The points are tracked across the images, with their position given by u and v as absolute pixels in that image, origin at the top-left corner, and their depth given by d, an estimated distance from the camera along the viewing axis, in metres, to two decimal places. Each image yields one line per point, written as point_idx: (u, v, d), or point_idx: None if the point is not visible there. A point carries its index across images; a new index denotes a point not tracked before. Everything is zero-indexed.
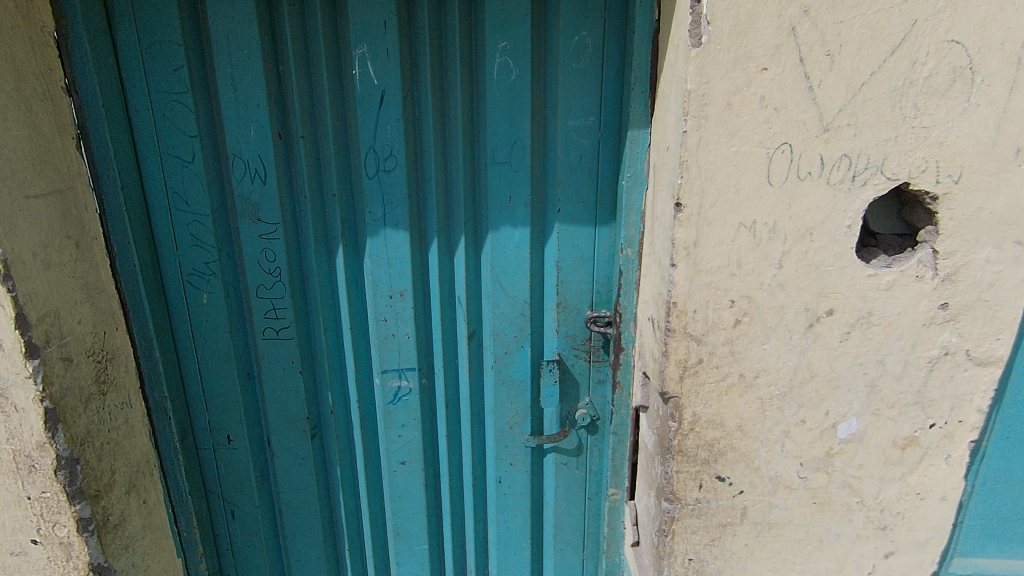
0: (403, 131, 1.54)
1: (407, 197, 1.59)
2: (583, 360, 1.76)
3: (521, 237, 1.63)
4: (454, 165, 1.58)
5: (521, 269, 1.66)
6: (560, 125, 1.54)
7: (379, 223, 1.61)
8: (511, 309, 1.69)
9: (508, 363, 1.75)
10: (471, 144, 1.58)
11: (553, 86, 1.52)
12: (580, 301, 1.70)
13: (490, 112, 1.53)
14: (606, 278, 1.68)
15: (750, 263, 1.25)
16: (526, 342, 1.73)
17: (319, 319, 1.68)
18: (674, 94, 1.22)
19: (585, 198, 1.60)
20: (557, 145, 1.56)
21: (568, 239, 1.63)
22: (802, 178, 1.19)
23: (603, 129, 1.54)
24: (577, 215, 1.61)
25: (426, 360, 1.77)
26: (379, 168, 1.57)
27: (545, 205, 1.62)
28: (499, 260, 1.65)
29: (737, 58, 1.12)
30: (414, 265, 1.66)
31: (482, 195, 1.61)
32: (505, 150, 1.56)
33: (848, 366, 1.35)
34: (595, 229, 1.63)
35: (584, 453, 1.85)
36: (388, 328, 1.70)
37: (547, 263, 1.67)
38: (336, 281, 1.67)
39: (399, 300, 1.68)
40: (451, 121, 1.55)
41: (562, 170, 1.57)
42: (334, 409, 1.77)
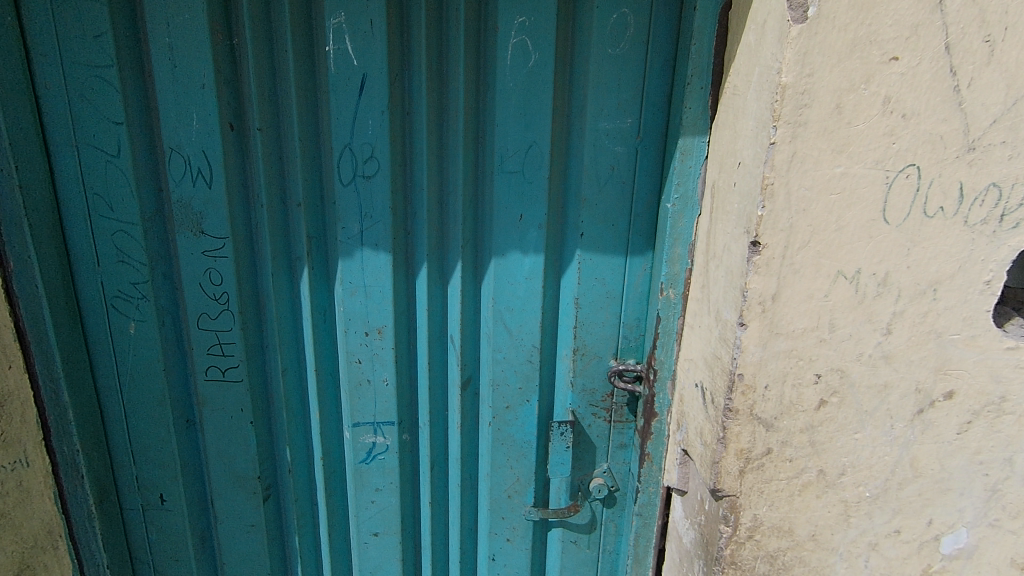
0: (388, 128, 1.21)
1: (390, 211, 1.26)
2: (602, 421, 1.42)
3: (532, 266, 1.30)
4: (452, 173, 1.26)
5: (530, 306, 1.33)
6: (589, 127, 1.20)
7: (355, 243, 1.28)
8: (515, 355, 1.36)
9: (509, 420, 1.41)
10: (474, 147, 1.25)
11: (581, 78, 1.19)
12: (602, 348, 1.36)
13: (499, 108, 1.20)
14: (636, 321, 1.35)
15: (846, 326, 0.92)
16: (533, 396, 1.40)
17: (277, 357, 1.36)
18: (754, 91, 0.89)
19: (614, 221, 1.26)
20: (582, 155, 1.23)
21: (590, 271, 1.29)
22: (929, 216, 0.85)
23: (644, 135, 1.21)
24: (605, 243, 1.28)
25: (408, 412, 1.43)
26: (356, 174, 1.24)
27: (564, 227, 1.28)
28: (504, 293, 1.32)
29: (854, 41, 0.78)
30: (396, 296, 1.33)
31: (486, 211, 1.28)
32: (517, 158, 1.23)
33: (964, 465, 1.00)
34: (626, 260, 1.29)
35: (597, 530, 1.51)
36: (363, 373, 1.37)
37: (565, 300, 1.34)
38: (299, 311, 1.34)
39: (377, 338, 1.34)
40: (450, 118, 1.23)
41: (587, 185, 1.24)
42: (292, 467, 1.44)
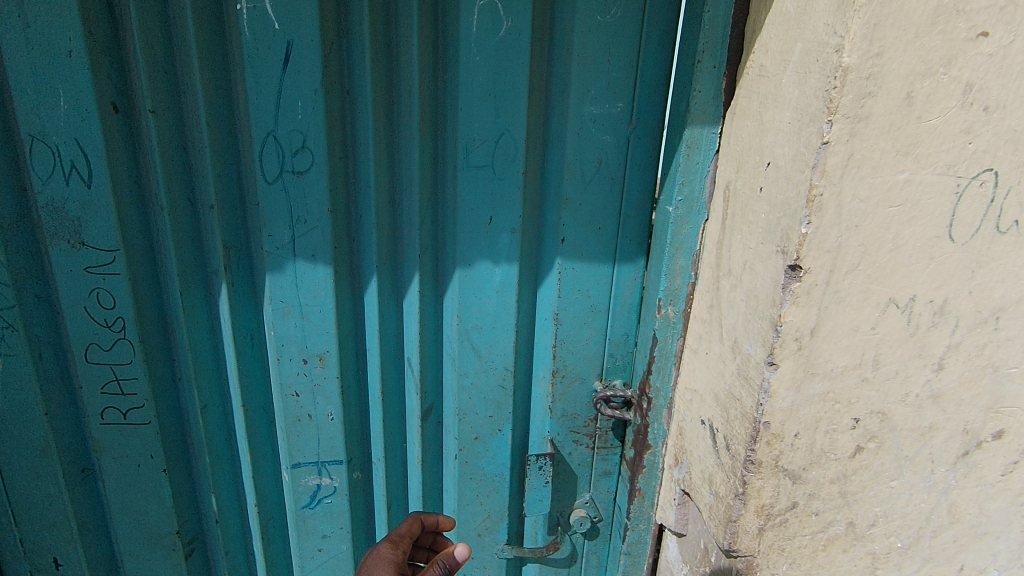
0: (322, 111, 0.96)
1: (329, 215, 1.03)
2: (584, 448, 1.24)
3: (504, 278, 1.09)
4: (406, 167, 1.03)
5: (501, 324, 1.12)
6: (572, 111, 0.99)
7: (285, 254, 1.04)
8: (485, 382, 1.16)
9: (479, 453, 1.22)
10: (433, 134, 1.02)
11: (563, 50, 0.97)
12: (585, 369, 1.17)
13: (463, 88, 0.98)
14: (622, 338, 1.16)
15: (893, 363, 0.76)
16: (506, 425, 1.20)
17: (193, 393, 1.11)
18: (793, 72, 0.70)
19: (601, 224, 1.07)
20: (564, 145, 1.02)
21: (572, 283, 1.10)
22: (1001, 232, 0.70)
23: (638, 121, 1.01)
24: (591, 251, 1.08)
25: (359, 447, 1.22)
26: (284, 168, 0.99)
27: (541, 231, 1.08)
28: (470, 310, 1.11)
29: (936, 11, 0.60)
30: (340, 316, 1.10)
31: (448, 212, 1.06)
32: (486, 149, 1.01)
33: (1004, 507, 0.87)
34: (613, 268, 1.10)
35: (578, 563, 1.35)
36: (303, 407, 1.15)
37: (543, 316, 1.14)
38: (221, 335, 1.10)
39: (317, 366, 1.12)
40: (401, 98, 1.00)
41: (569, 181, 1.03)
42: (219, 517, 1.20)
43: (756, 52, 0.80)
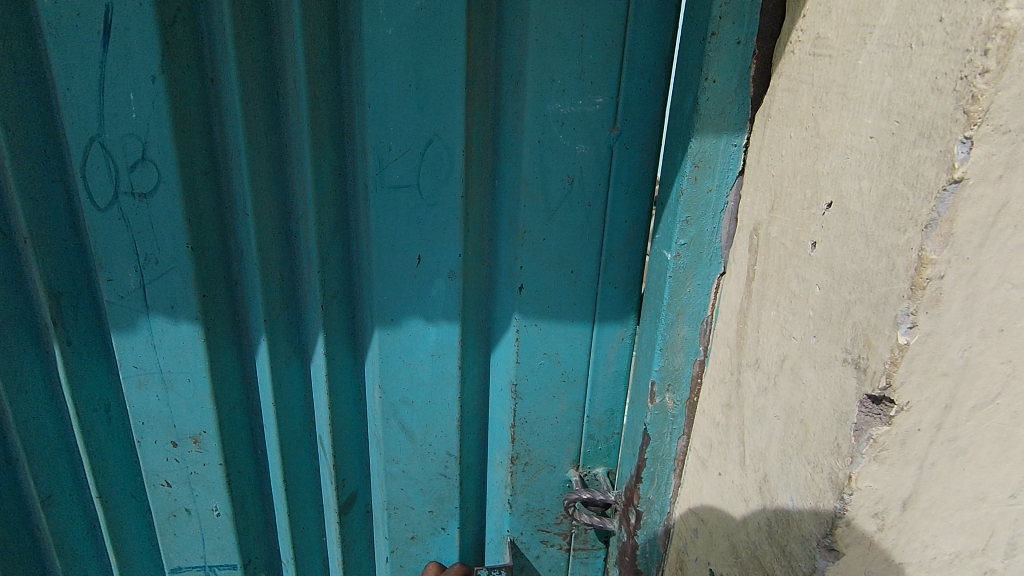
0: (165, 106, 0.89)
1: (189, 253, 0.98)
2: (557, 547, 1.22)
3: (438, 334, 1.05)
4: (300, 182, 0.97)
5: (436, 400, 1.10)
6: (534, 111, 0.90)
7: (133, 304, 1.02)
8: (431, 421, 1.12)
9: (416, 554, 1.22)
10: (337, 145, 0.96)
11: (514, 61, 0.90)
12: (556, 455, 1.14)
13: (371, 93, 0.91)
14: (605, 415, 1.12)
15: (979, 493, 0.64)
16: (450, 524, 1.21)
17: (13, 418, 1.07)
18: (872, 51, 0.57)
19: (548, 256, 0.99)
20: (518, 161, 0.95)
21: (534, 346, 1.04)
22: None
23: (622, 124, 0.91)
24: (551, 285, 1.00)
25: (250, 546, 1.25)
26: (119, 189, 0.94)
27: (493, 267, 1.03)
28: (404, 366, 1.08)
29: None
30: (214, 397, 1.09)
31: (362, 238, 1.01)
32: (408, 165, 0.94)
33: None
34: (592, 332, 1.05)
35: None
36: (179, 496, 1.18)
37: (505, 359, 1.08)
38: (56, 367, 1.07)
39: (194, 449, 1.13)
40: (290, 95, 0.93)
41: (526, 207, 0.96)
42: (65, 547, 1.19)
43: (808, 26, 0.68)
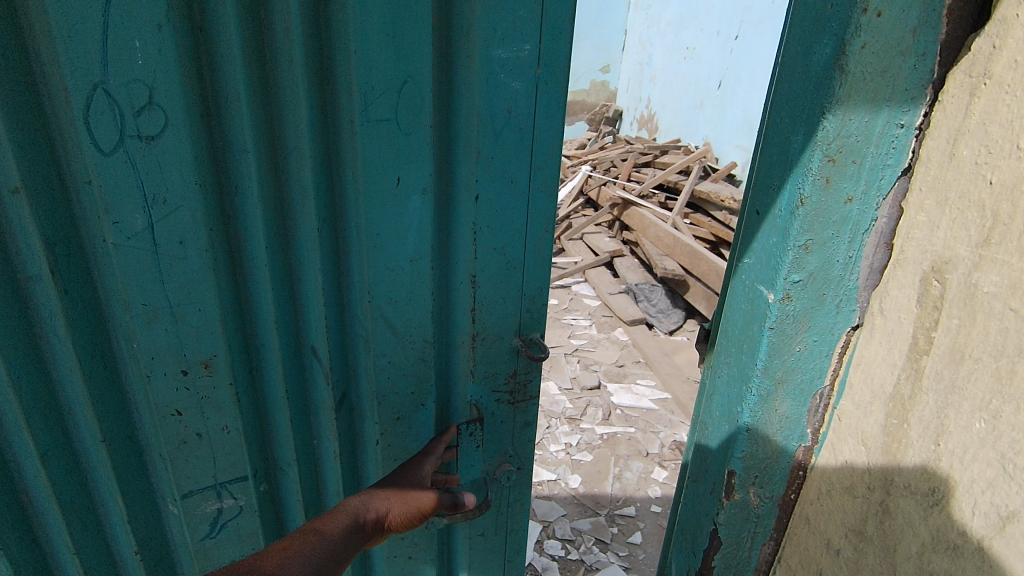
0: (173, 54, 0.71)
1: (198, 188, 0.79)
2: (506, 405, 1.19)
3: (416, 243, 0.97)
4: (289, 124, 0.82)
5: (418, 292, 1.01)
6: (478, 54, 0.89)
7: (143, 245, 0.78)
8: (410, 336, 1.04)
9: (402, 433, 1.11)
10: (319, 81, 0.84)
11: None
12: (503, 325, 1.11)
13: (354, 29, 0.80)
14: (536, 290, 1.13)
15: None
16: (428, 398, 1.11)
17: (10, 408, 0.77)
18: None
19: (494, 162, 0.97)
20: (472, 88, 0.90)
21: (487, 240, 1.02)
22: None
23: (544, 65, 0.93)
24: (496, 188, 0.99)
25: (262, 459, 1.03)
26: (124, 132, 0.72)
27: (451, 186, 0.97)
28: (384, 281, 0.97)
29: None
30: (220, 299, 0.86)
31: (345, 190, 0.89)
32: (387, 99, 0.86)
33: None
34: (529, 201, 1.03)
35: (504, 514, 1.34)
36: (190, 426, 0.91)
37: (461, 266, 1.03)
38: (34, 310, 0.76)
39: (201, 368, 0.88)
40: (280, 37, 0.77)
41: (478, 130, 0.93)
42: (67, 507, 0.88)
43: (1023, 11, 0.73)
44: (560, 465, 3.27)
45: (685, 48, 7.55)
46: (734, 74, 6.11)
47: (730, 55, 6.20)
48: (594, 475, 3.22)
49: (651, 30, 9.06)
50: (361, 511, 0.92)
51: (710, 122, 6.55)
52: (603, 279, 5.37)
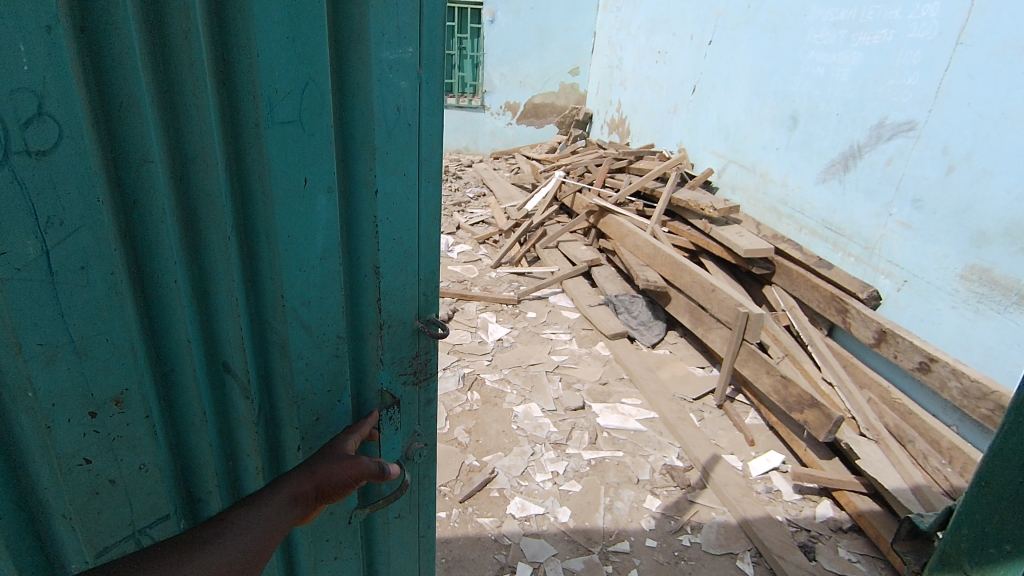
0: (67, 51, 0.63)
1: (101, 205, 0.70)
2: (411, 384, 1.19)
3: (327, 244, 0.93)
4: (191, 120, 0.77)
5: (332, 293, 0.98)
6: (370, 61, 0.88)
7: (39, 277, 0.68)
8: (323, 345, 1.00)
9: (320, 435, 1.05)
10: (222, 87, 0.80)
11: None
12: (406, 308, 1.10)
13: (255, 19, 0.76)
14: (429, 271, 1.13)
15: None
16: (345, 393, 1.07)
17: None
18: None
19: (392, 155, 0.96)
20: (366, 84, 0.90)
21: (389, 232, 1.01)
22: None
23: (424, 71, 0.96)
24: (392, 181, 0.98)
25: (184, 494, 0.95)
26: (10, 149, 0.62)
27: (353, 189, 0.96)
28: (294, 285, 0.92)
29: None
30: (129, 329, 0.78)
31: (250, 188, 0.86)
32: (291, 99, 0.82)
33: None
34: (420, 186, 1.03)
35: (416, 490, 1.34)
36: (103, 473, 0.82)
37: (365, 260, 1.01)
38: None
39: (112, 408, 0.79)
40: (178, 41, 0.74)
41: (380, 121, 0.92)
42: None
43: None
44: (547, 497, 3.06)
45: (657, 52, 7.40)
46: (709, 78, 5.94)
47: (704, 60, 6.05)
48: (584, 506, 3.02)
49: (621, 33, 8.92)
50: (299, 489, 0.92)
51: (686, 127, 6.42)
52: (583, 290, 5.18)
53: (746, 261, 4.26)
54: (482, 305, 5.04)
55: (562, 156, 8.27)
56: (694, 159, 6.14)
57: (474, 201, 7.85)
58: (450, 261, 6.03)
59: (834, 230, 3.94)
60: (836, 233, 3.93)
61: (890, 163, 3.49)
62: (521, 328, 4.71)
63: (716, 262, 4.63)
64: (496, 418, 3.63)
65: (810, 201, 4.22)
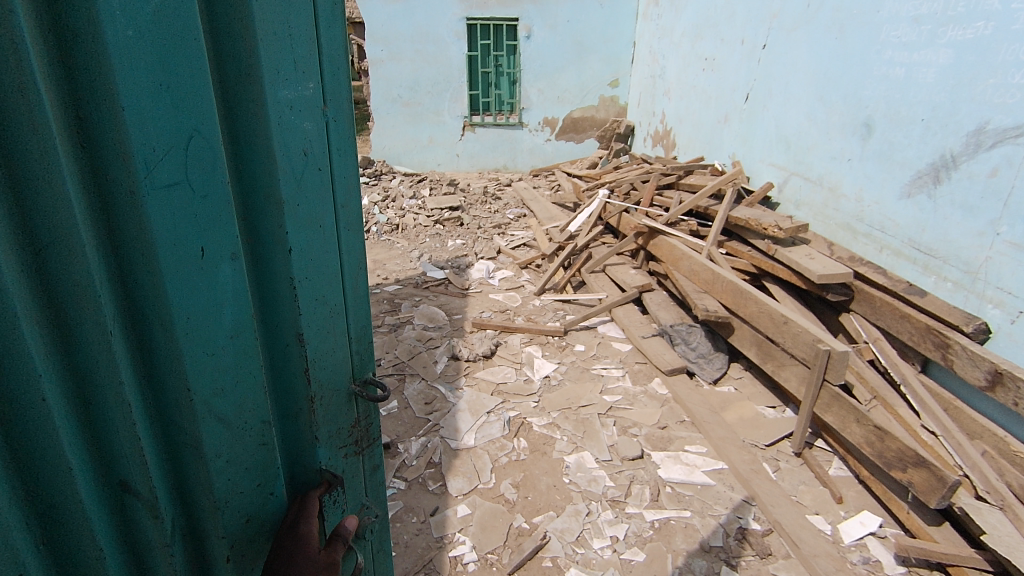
0: None
1: None
2: (353, 457, 1.17)
3: (235, 315, 0.86)
4: (43, 203, 0.66)
5: (247, 369, 0.90)
6: (268, 97, 0.85)
7: None
8: (243, 425, 0.91)
9: (255, 538, 0.98)
10: (77, 153, 0.69)
11: (241, 23, 0.80)
12: (337, 376, 1.07)
13: (123, 74, 0.68)
14: (360, 330, 1.14)
15: None
16: (278, 485, 1.00)
17: None
18: None
19: (303, 208, 0.93)
20: (265, 136, 0.86)
21: (310, 292, 0.97)
22: None
23: (330, 106, 0.96)
24: (307, 234, 0.95)
25: None
26: None
27: (264, 247, 0.91)
28: (203, 373, 0.84)
29: None
30: None
31: (135, 268, 0.75)
32: (172, 159, 0.74)
33: None
34: (339, 243, 1.03)
35: (367, 567, 1.29)
36: None
37: (288, 326, 0.96)
38: None
39: None
40: (16, 105, 0.62)
41: (285, 175, 0.89)
42: None
43: None
44: (607, 568, 2.70)
45: (703, 59, 7.02)
46: (764, 84, 5.51)
47: (758, 65, 5.63)
48: None
49: (663, 41, 8.57)
50: None
51: (738, 138, 6.01)
52: (634, 319, 4.82)
53: (820, 287, 3.79)
54: (527, 338, 4.74)
55: (605, 172, 7.93)
56: (751, 172, 5.71)
57: (515, 222, 7.59)
58: (492, 289, 5.76)
59: (924, 251, 3.46)
60: (927, 254, 3.44)
61: (994, 175, 3.01)
62: (569, 364, 4.38)
63: (782, 287, 4.19)
64: (546, 470, 3.31)
65: (891, 218, 3.75)
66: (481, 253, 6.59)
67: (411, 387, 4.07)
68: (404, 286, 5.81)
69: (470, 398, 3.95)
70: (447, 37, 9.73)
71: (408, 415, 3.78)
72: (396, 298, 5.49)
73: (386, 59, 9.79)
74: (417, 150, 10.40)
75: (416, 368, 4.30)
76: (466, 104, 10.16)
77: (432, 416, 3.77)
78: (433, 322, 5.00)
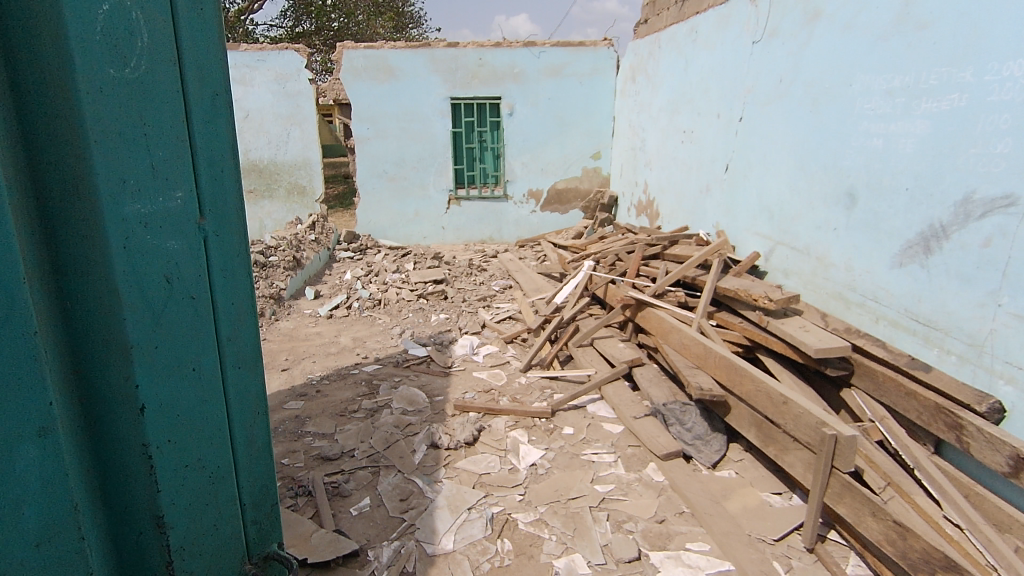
0: None
1: None
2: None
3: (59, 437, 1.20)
4: None
5: (66, 471, 1.21)
6: (117, 224, 1.26)
7: None
8: (53, 547, 1.20)
9: None
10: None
11: (99, 230, 1.25)
12: (189, 489, 1.51)
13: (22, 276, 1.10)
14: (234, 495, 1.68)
15: None
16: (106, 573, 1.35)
17: None
18: None
19: (170, 381, 1.43)
20: (118, 312, 1.29)
21: (165, 427, 1.42)
22: None
23: (206, 221, 1.49)
24: (161, 382, 1.40)
25: None
26: None
27: (131, 387, 1.34)
28: (54, 464, 1.19)
29: None
30: None
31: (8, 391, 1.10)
32: (26, 319, 1.11)
33: None
34: (203, 396, 1.52)
35: None
36: None
37: (135, 463, 1.39)
38: None
39: None
40: None
41: (147, 347, 1.35)
42: None
43: None
44: None
45: (682, 132, 7.16)
46: (743, 155, 5.56)
47: (735, 137, 5.70)
48: None
49: (642, 115, 8.80)
50: None
51: (721, 207, 6.00)
52: (625, 398, 4.57)
53: (818, 361, 3.59)
54: (512, 420, 4.44)
55: (590, 242, 7.88)
56: (736, 241, 5.65)
57: (500, 295, 7.45)
58: (476, 366, 5.51)
59: (923, 322, 3.31)
60: (927, 326, 3.29)
61: (988, 244, 2.91)
62: (558, 449, 4.08)
63: (777, 360, 4.00)
64: None
65: (884, 288, 3.62)
66: (465, 328, 6.39)
67: (385, 481, 3.73)
68: (384, 365, 5.55)
69: (450, 492, 3.62)
70: (432, 115, 9.98)
71: (380, 514, 3.44)
72: (374, 380, 5.21)
73: (372, 137, 9.97)
74: (403, 223, 10.41)
75: (392, 459, 3.97)
76: (451, 178, 10.29)
77: (408, 515, 3.42)
78: (412, 405, 4.70)
